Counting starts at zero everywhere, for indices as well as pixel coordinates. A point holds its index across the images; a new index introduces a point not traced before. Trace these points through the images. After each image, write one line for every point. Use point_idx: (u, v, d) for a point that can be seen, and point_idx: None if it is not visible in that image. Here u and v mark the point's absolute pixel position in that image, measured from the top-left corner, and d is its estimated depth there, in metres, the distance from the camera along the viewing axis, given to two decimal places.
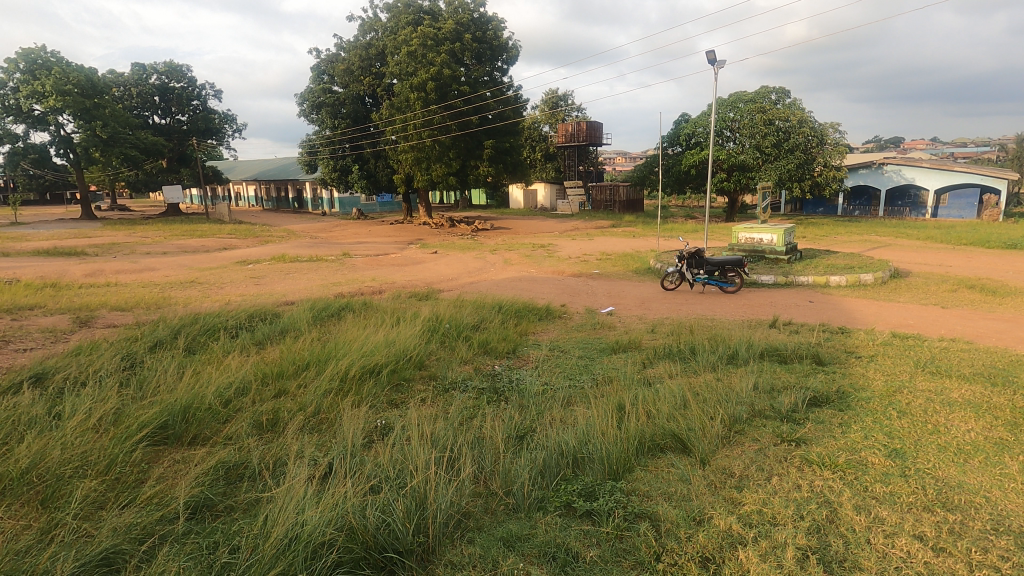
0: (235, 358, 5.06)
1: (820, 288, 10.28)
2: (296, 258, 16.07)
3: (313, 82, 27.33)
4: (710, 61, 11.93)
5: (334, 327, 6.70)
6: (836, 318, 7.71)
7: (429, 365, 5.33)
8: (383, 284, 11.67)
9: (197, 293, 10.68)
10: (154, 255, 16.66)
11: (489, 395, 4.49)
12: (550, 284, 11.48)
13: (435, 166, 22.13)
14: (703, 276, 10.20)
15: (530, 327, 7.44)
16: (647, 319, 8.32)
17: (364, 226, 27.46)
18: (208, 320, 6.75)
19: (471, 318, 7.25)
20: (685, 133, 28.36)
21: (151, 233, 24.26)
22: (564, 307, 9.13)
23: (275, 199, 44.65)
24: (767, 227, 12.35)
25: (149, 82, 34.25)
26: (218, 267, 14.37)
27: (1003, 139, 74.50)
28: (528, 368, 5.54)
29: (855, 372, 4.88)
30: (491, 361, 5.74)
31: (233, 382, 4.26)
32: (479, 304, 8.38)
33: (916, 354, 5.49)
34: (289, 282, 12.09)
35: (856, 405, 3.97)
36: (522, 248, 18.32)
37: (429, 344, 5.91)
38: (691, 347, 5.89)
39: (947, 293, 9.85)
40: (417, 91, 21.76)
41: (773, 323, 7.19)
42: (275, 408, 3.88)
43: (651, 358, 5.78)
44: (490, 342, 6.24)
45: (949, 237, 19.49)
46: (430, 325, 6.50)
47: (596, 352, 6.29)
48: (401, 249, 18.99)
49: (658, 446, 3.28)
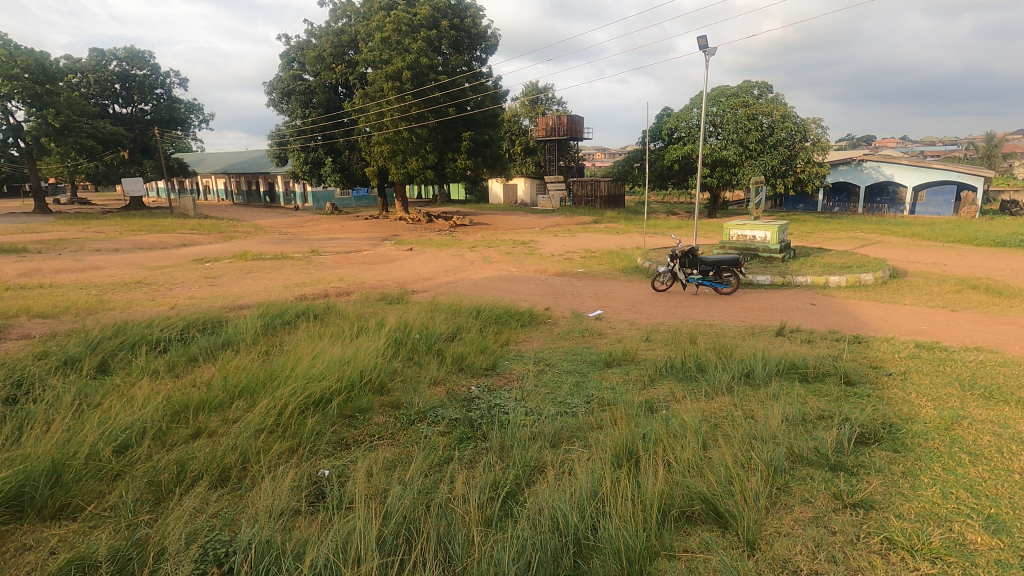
0: (151, 383, 4.14)
1: (819, 289, 9.67)
2: (259, 255, 14.98)
3: (282, 70, 26.02)
4: (700, 46, 11.21)
5: (287, 339, 5.80)
6: (845, 324, 7.06)
7: (392, 389, 4.44)
8: (351, 284, 10.77)
9: (141, 295, 9.61)
10: (104, 252, 15.39)
11: (463, 431, 3.68)
12: (532, 284, 10.72)
13: (411, 159, 21.24)
14: (697, 276, 9.49)
15: (511, 336, 6.60)
16: (639, 324, 7.57)
17: (337, 221, 26.35)
18: (136, 331, 5.76)
19: (444, 326, 6.38)
20: (667, 127, 27.74)
21: (106, 228, 22.80)
22: (548, 311, 8.35)
23: (246, 192, 42.97)
24: (760, 224, 11.71)
25: (107, 68, 32.20)
26: (172, 265, 13.22)
27: (971, 136, 76.25)
28: (510, 390, 4.72)
29: (894, 396, 4.13)
30: (466, 383, 4.88)
31: (136, 421, 3.35)
32: (455, 308, 7.52)
33: (952, 370, 4.79)
34: (248, 282, 11.06)
35: (912, 443, 3.24)
36: (502, 244, 17.57)
37: (392, 361, 5.02)
38: (695, 361, 5.13)
39: (952, 294, 9.32)
40: (392, 80, 20.74)
41: (780, 331, 6.49)
42: (182, 459, 3.00)
43: (651, 375, 4.97)
44: (466, 357, 5.40)
45: (934, 234, 19.23)
46: (395, 335, 5.60)
47: (586, 367, 5.48)
48: (374, 246, 18.00)
49: (685, 514, 2.51)
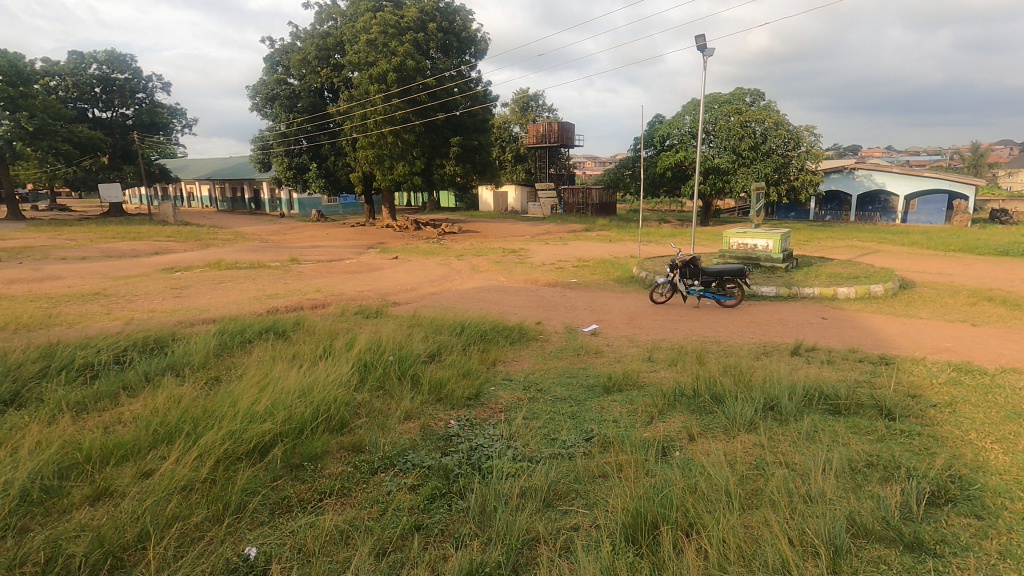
0: (56, 424, 3.39)
1: (827, 301, 9.10)
2: (235, 264, 14.20)
3: (266, 73, 25.26)
4: (699, 47, 10.69)
5: (242, 362, 5.07)
6: (864, 342, 6.46)
7: (355, 426, 3.74)
8: (328, 296, 10.04)
9: (96, 308, 8.82)
10: (70, 260, 14.55)
11: (435, 486, 2.99)
12: (522, 295, 10.04)
13: (397, 165, 20.57)
14: (698, 287, 8.89)
15: (499, 354, 5.92)
16: (639, 341, 6.90)
17: (322, 228, 25.66)
18: (65, 353, 4.98)
19: (423, 344, 5.67)
20: (659, 134, 27.29)
21: (77, 234, 21.82)
22: (539, 326, 7.67)
23: (231, 199, 42.02)
24: (762, 232, 11.15)
25: (87, 71, 31.26)
26: (139, 275, 12.42)
27: (955, 148, 77.25)
28: (495, 425, 4.03)
29: (953, 436, 3.47)
30: (444, 416, 4.18)
31: (15, 482, 2.63)
32: (437, 323, 6.81)
33: (1006, 401, 4.13)
34: (217, 294, 10.30)
35: (995, 505, 2.60)
36: (491, 252, 16.92)
37: (358, 391, 4.30)
38: (708, 389, 4.47)
39: (969, 306, 8.77)
40: (377, 82, 20.09)
41: (795, 350, 5.86)
42: (58, 541, 2.28)
43: (658, 406, 4.30)
44: (447, 383, 4.70)
45: (933, 243, 18.81)
46: (364, 358, 4.90)
47: (582, 395, 4.78)
48: (358, 254, 17.26)
49: None
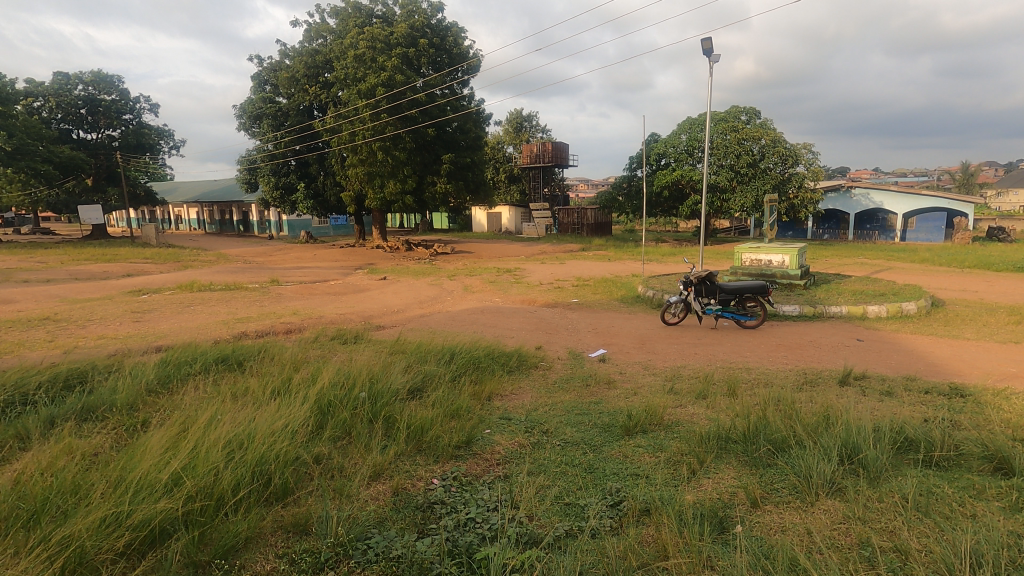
0: None
1: (857, 321, 8.23)
2: (208, 285, 13.21)
3: (254, 92, 24.56)
4: (705, 51, 9.98)
5: (178, 401, 4.10)
6: (919, 369, 5.56)
7: (302, 493, 2.78)
8: (304, 319, 9.09)
9: (39, 335, 7.83)
10: (32, 283, 13.47)
11: None
12: (519, 317, 9.11)
13: (388, 182, 19.80)
14: (715, 306, 7.98)
15: (494, 387, 4.96)
16: (655, 368, 5.98)
17: (309, 250, 24.73)
18: None
19: (403, 377, 4.70)
20: (655, 153, 26.72)
21: (49, 257, 20.70)
22: (539, 351, 6.71)
23: (218, 222, 41.05)
24: (777, 246, 10.34)
25: (72, 92, 30.46)
26: (101, 298, 11.38)
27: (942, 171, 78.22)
28: (492, 485, 3.05)
29: None
30: (423, 473, 3.20)
31: None
32: (423, 350, 5.84)
33: None
34: (181, 318, 9.30)
35: None
36: (485, 273, 16.06)
37: (314, 444, 3.32)
38: (762, 431, 3.51)
39: (1013, 325, 7.94)
40: (365, 97, 19.40)
41: (845, 379, 4.94)
42: None
43: (701, 455, 3.34)
44: (430, 428, 3.71)
45: (944, 260, 18.12)
46: (326, 398, 3.93)
47: (598, 438, 3.81)
48: (345, 275, 16.30)
49: None
